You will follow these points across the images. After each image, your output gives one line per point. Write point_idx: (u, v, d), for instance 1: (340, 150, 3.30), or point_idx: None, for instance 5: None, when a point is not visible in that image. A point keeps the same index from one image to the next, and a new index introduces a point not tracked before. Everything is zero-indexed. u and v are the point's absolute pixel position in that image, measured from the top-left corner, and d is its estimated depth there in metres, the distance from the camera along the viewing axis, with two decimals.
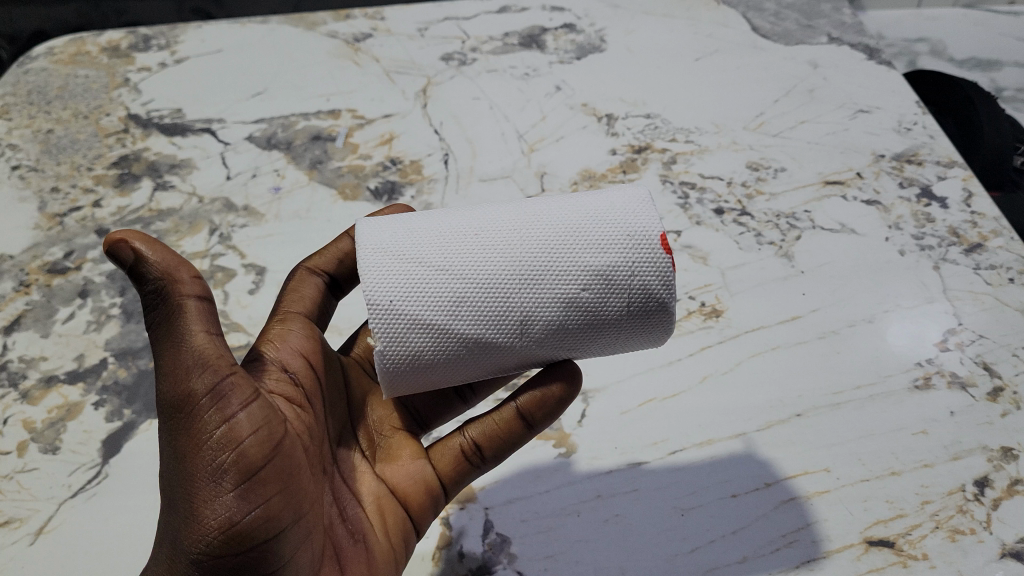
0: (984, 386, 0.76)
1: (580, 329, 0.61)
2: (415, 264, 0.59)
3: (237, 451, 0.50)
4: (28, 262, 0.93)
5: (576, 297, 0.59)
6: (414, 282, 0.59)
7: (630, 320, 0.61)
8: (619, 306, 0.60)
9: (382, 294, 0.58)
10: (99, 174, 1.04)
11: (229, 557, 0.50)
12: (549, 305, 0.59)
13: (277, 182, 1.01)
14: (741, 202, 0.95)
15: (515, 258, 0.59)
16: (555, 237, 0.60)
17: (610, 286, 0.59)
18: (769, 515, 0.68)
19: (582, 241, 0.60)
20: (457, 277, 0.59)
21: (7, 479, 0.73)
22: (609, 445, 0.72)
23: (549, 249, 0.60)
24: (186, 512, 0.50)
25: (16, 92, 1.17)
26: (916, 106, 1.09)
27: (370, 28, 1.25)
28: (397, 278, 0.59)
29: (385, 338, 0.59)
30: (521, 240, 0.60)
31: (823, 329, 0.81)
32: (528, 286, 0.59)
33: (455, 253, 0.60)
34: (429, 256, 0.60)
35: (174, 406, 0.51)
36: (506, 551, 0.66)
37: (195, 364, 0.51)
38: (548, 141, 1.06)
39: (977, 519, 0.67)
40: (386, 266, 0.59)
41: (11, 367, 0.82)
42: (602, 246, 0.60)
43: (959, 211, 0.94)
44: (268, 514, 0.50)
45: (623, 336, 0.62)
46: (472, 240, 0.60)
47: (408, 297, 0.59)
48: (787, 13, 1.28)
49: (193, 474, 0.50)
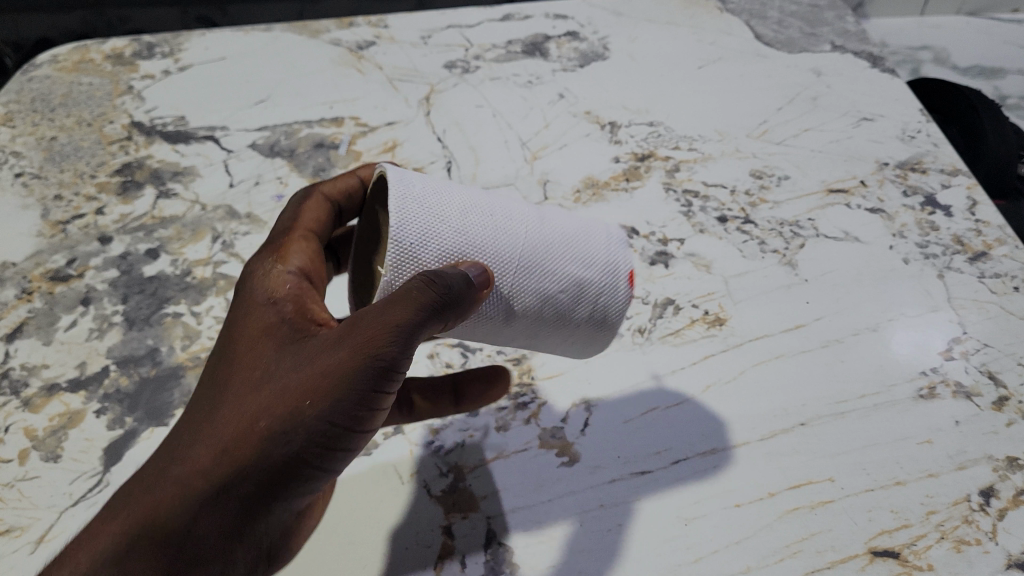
0: (989, 395, 0.75)
1: (545, 324, 0.66)
2: (439, 220, 0.61)
3: (366, 407, 0.54)
4: (31, 269, 0.93)
5: (556, 295, 0.65)
6: (435, 234, 0.60)
7: (584, 331, 0.68)
8: (583, 316, 0.67)
9: (407, 238, 0.59)
10: (102, 181, 1.04)
11: (290, 471, 0.54)
12: (534, 294, 0.64)
13: (281, 190, 1.01)
14: (744, 210, 0.95)
15: (515, 238, 0.64)
16: (550, 241, 0.66)
17: (584, 296, 0.66)
18: (773, 525, 0.66)
19: (571, 252, 0.67)
20: (473, 245, 0.61)
21: (7, 487, 0.72)
22: (612, 454, 0.72)
23: (546, 249, 0.65)
24: (280, 419, 0.53)
25: (20, 99, 1.17)
26: (919, 114, 1.09)
27: (373, 35, 1.26)
28: (421, 223, 0.60)
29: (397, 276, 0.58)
30: (525, 234, 0.64)
31: (826, 338, 0.80)
32: (524, 274, 0.63)
33: (473, 224, 0.62)
34: (451, 218, 0.61)
35: (358, 346, 0.53)
36: (509, 561, 0.65)
37: (405, 336, 0.53)
38: (551, 148, 1.06)
39: (982, 530, 0.66)
40: (415, 214, 0.60)
41: (12, 374, 0.81)
42: (585, 263, 0.67)
43: (964, 219, 0.93)
44: (339, 456, 0.55)
45: (570, 342, 0.69)
46: (486, 219, 0.63)
47: (427, 246, 0.59)
48: (790, 20, 1.28)
49: (315, 399, 0.53)
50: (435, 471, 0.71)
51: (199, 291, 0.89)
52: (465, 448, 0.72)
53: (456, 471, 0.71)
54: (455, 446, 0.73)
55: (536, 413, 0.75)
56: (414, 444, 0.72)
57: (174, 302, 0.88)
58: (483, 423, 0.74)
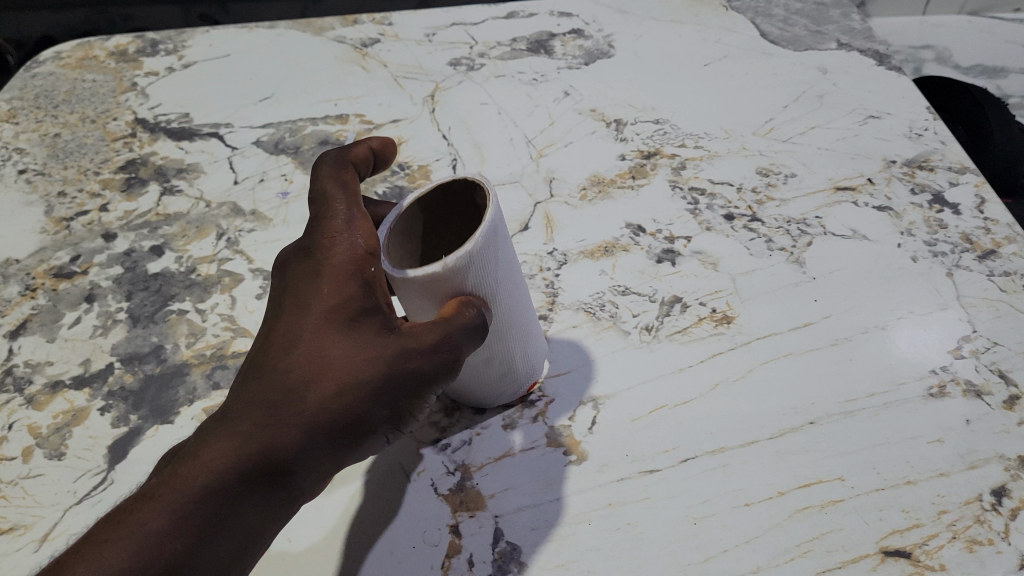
0: (1001, 394, 0.74)
1: (480, 370, 0.70)
2: (503, 250, 0.65)
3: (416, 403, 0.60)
4: (35, 266, 0.93)
5: (508, 364, 0.70)
6: (495, 259, 0.63)
7: (490, 399, 0.74)
8: (501, 391, 0.73)
9: (483, 249, 0.61)
10: (106, 178, 1.04)
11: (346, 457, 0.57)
12: (498, 347, 0.68)
13: (285, 188, 1.01)
14: (751, 208, 0.95)
15: (518, 310, 0.68)
16: (531, 323, 0.72)
17: (517, 382, 0.73)
18: (783, 524, 0.65)
19: (534, 343, 0.73)
20: (501, 286, 0.65)
21: (12, 485, 0.72)
22: (619, 453, 0.71)
23: (526, 325, 0.71)
24: (362, 418, 0.55)
25: (23, 96, 1.19)
26: (926, 111, 1.08)
27: (378, 33, 1.26)
28: (494, 250, 0.62)
29: (456, 271, 0.60)
30: (525, 306, 0.70)
31: (835, 336, 0.80)
32: (507, 329, 0.68)
33: (511, 270, 0.66)
34: (507, 255, 0.65)
35: (439, 360, 0.57)
36: (517, 560, 0.65)
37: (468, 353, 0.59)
38: (557, 146, 1.06)
39: (994, 530, 0.65)
40: (497, 235, 0.63)
41: (17, 372, 0.81)
42: (534, 360, 0.74)
43: (972, 217, 0.92)
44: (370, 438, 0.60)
45: (473, 395, 0.74)
46: (516, 273, 0.68)
47: (486, 265, 0.62)
48: (796, 18, 1.27)
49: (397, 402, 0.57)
50: (443, 469, 0.71)
51: (203, 288, 0.88)
52: (472, 446, 0.72)
53: (464, 469, 0.71)
54: (463, 444, 0.73)
55: (544, 412, 0.75)
56: (422, 443, 0.73)
57: (179, 299, 0.87)
58: (491, 421, 0.74)
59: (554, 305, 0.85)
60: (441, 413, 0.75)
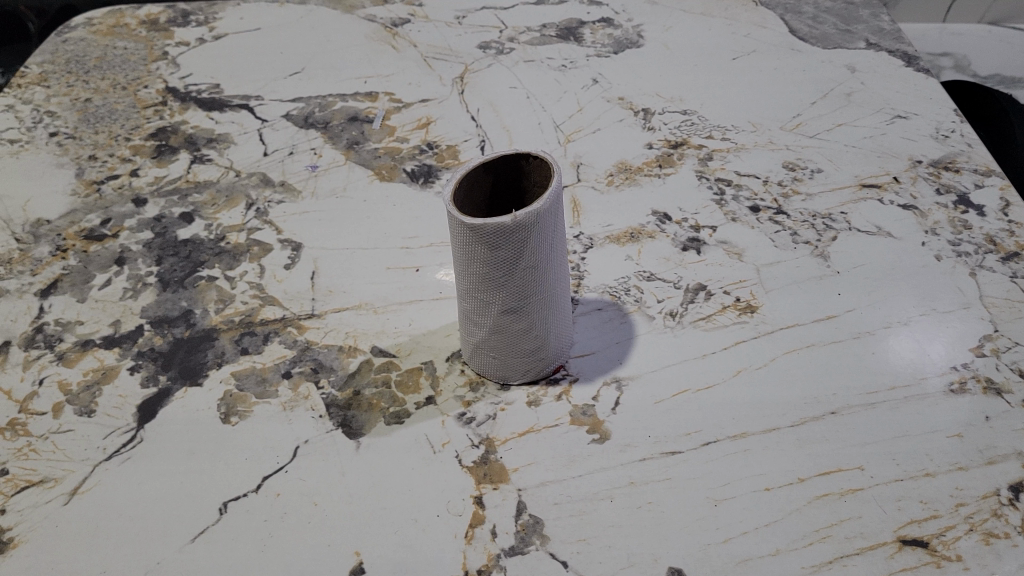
0: (1020, 392, 0.74)
1: (519, 338, 0.72)
2: (560, 222, 0.69)
3: None
4: (65, 227, 0.94)
5: (545, 334, 0.73)
6: (553, 226, 0.67)
7: (521, 372, 0.75)
8: (532, 364, 0.75)
9: (548, 212, 0.66)
10: (136, 144, 1.05)
11: None
12: (537, 314, 0.71)
13: (314, 160, 1.02)
14: (777, 200, 0.96)
15: (559, 281, 0.72)
16: (566, 300, 0.75)
17: (548, 357, 0.75)
18: (802, 509, 0.66)
19: (566, 321, 0.76)
20: (552, 254, 0.69)
21: (42, 439, 0.73)
22: (642, 433, 0.72)
23: (563, 299, 0.74)
24: None
25: (55, 60, 1.21)
26: (954, 114, 1.08)
27: (408, 14, 1.29)
28: (552, 218, 0.67)
29: (522, 228, 0.64)
30: (563, 282, 0.73)
31: (858, 329, 0.80)
32: (548, 298, 0.71)
33: (560, 244, 0.70)
34: (560, 228, 0.69)
35: None
36: (539, 533, 0.65)
37: None
38: (585, 132, 1.06)
39: (1011, 524, 0.65)
40: (559, 204, 0.68)
41: (47, 329, 0.82)
42: (565, 338, 0.76)
43: (997, 219, 0.92)
44: None
45: (505, 368, 0.75)
46: (563, 248, 0.72)
47: (546, 229, 0.66)
48: (826, 16, 1.28)
49: None
50: (467, 441, 0.72)
51: (233, 256, 0.89)
52: (497, 420, 0.74)
53: (488, 443, 0.72)
54: (487, 418, 0.74)
55: (568, 391, 0.76)
56: (446, 415, 0.74)
57: (208, 266, 0.88)
58: (515, 397, 0.76)
59: (580, 287, 0.86)
60: (465, 386, 0.76)
